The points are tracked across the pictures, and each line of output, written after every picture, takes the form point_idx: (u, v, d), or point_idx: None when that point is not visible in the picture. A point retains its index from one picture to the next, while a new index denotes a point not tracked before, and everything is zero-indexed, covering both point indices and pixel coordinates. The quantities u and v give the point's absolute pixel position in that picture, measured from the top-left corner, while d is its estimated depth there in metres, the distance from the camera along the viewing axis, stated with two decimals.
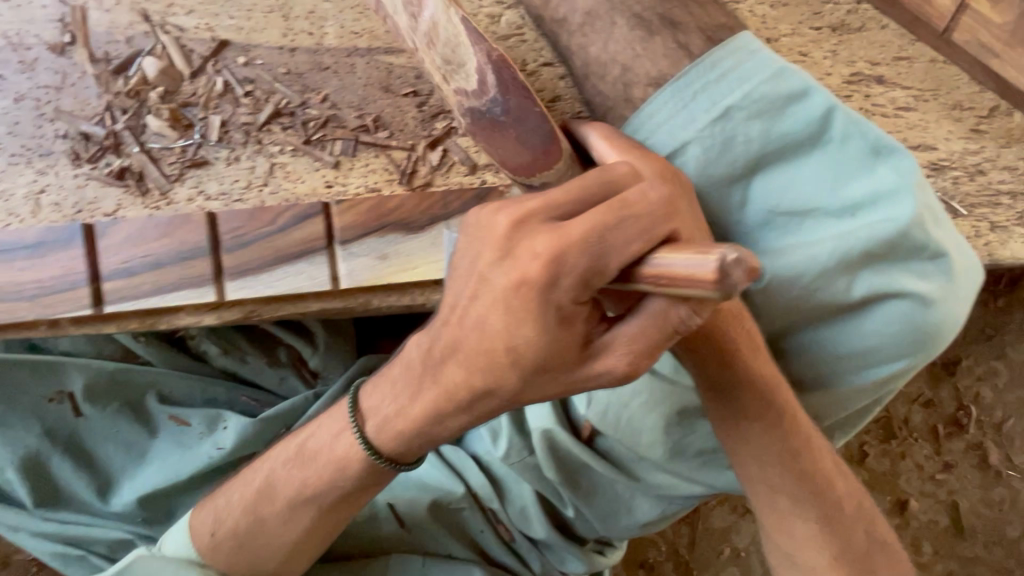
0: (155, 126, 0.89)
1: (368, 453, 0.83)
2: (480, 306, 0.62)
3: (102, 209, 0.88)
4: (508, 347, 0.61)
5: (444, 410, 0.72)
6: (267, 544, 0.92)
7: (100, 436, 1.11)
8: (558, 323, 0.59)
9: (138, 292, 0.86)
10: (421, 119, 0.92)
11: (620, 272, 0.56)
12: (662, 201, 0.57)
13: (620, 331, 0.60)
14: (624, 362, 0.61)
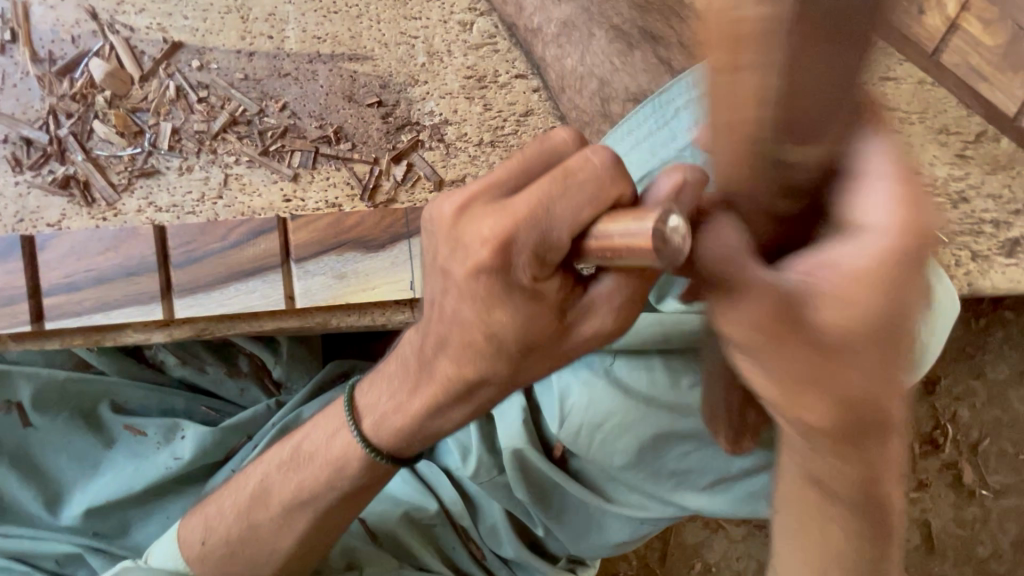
0: (101, 132, 0.85)
1: (369, 452, 0.74)
2: (443, 324, 0.59)
3: (45, 219, 0.84)
4: (495, 338, 0.55)
5: (444, 404, 0.65)
6: (255, 554, 0.83)
7: (51, 447, 1.09)
8: (540, 305, 0.53)
9: (79, 309, 0.81)
10: (386, 131, 0.88)
11: (570, 246, 0.50)
12: (608, 158, 0.48)
13: (598, 293, 0.54)
14: (612, 318, 0.56)
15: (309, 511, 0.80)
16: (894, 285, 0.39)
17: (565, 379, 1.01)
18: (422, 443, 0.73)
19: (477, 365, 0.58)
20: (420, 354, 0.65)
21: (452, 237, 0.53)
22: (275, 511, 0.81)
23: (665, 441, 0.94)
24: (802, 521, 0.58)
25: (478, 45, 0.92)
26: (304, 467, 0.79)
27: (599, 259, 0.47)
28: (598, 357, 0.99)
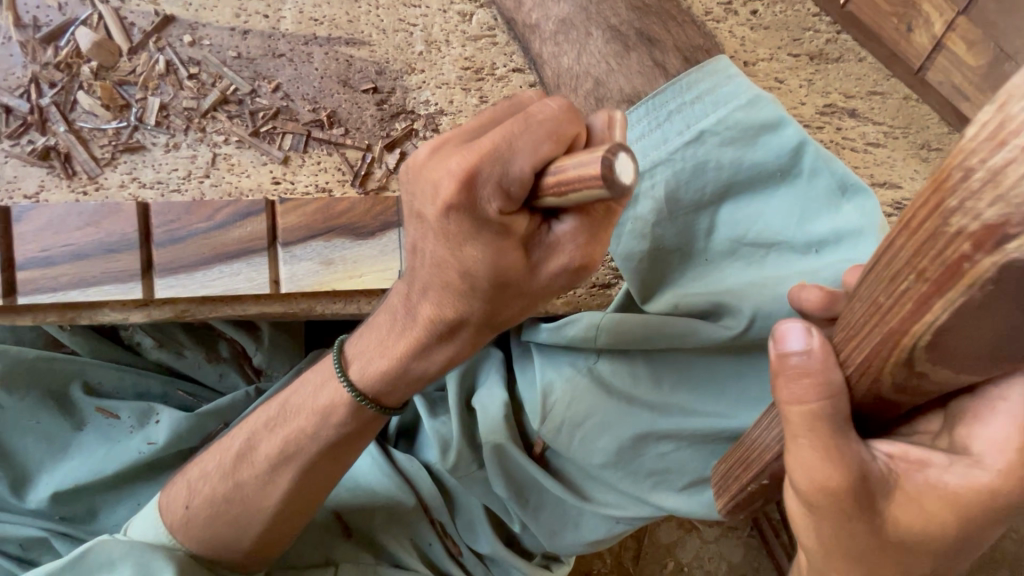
0: (86, 104, 0.82)
1: (356, 398, 0.74)
2: (425, 270, 0.62)
3: (22, 189, 0.81)
4: (470, 275, 0.58)
5: (431, 342, 0.68)
6: (235, 523, 0.81)
7: (16, 428, 1.04)
8: (510, 242, 0.56)
9: (53, 285, 0.79)
10: (380, 118, 0.87)
11: (531, 182, 0.53)
12: (563, 104, 0.54)
13: (563, 231, 0.57)
14: (578, 254, 0.58)
15: (283, 495, 0.80)
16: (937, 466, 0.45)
17: (548, 375, 0.99)
18: (407, 386, 0.74)
19: (459, 305, 0.62)
20: (406, 301, 0.68)
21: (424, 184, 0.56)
22: (246, 485, 0.80)
23: (643, 444, 0.95)
24: None
25: (476, 36, 0.91)
26: (293, 418, 0.78)
27: (556, 194, 0.51)
28: (581, 356, 0.97)
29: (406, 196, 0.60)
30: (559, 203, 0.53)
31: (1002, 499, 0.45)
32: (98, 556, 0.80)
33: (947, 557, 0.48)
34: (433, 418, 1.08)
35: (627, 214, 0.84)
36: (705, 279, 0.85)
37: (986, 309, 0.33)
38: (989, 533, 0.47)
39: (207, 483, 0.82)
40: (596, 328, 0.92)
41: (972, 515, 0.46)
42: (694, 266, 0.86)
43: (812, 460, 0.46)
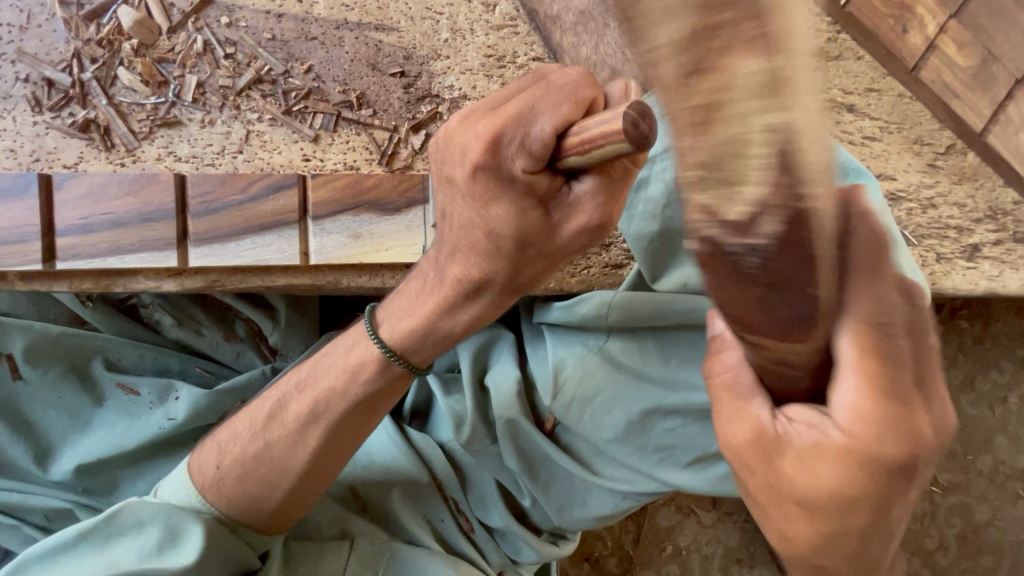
0: (125, 79, 0.86)
1: (385, 354, 0.80)
2: (453, 232, 0.68)
3: (62, 159, 0.85)
4: (496, 234, 0.64)
5: (458, 300, 0.74)
6: (266, 478, 0.86)
7: (40, 400, 1.07)
8: (533, 200, 0.62)
9: (92, 252, 0.82)
10: (407, 101, 0.92)
11: (554, 143, 0.57)
12: (582, 71, 0.59)
13: (582, 191, 0.62)
14: (595, 216, 0.63)
15: (310, 454, 0.85)
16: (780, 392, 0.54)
17: (559, 352, 1.03)
18: (434, 344, 0.80)
19: (485, 265, 0.68)
20: (435, 265, 0.75)
21: (452, 148, 0.63)
22: (275, 446, 0.86)
23: (648, 420, 0.98)
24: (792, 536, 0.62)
25: (499, 26, 0.95)
26: (323, 377, 0.85)
27: (579, 153, 0.54)
28: (592, 335, 1.01)
29: (439, 163, 0.66)
30: (581, 162, 0.56)
31: (862, 452, 0.52)
32: (127, 517, 0.85)
33: (846, 504, 0.56)
34: (448, 396, 1.12)
35: (640, 196, 0.91)
36: None
37: (718, 285, 0.39)
38: (863, 480, 0.54)
39: (236, 444, 0.88)
40: (607, 305, 0.98)
41: (845, 465, 0.53)
42: None
43: (730, 417, 0.58)
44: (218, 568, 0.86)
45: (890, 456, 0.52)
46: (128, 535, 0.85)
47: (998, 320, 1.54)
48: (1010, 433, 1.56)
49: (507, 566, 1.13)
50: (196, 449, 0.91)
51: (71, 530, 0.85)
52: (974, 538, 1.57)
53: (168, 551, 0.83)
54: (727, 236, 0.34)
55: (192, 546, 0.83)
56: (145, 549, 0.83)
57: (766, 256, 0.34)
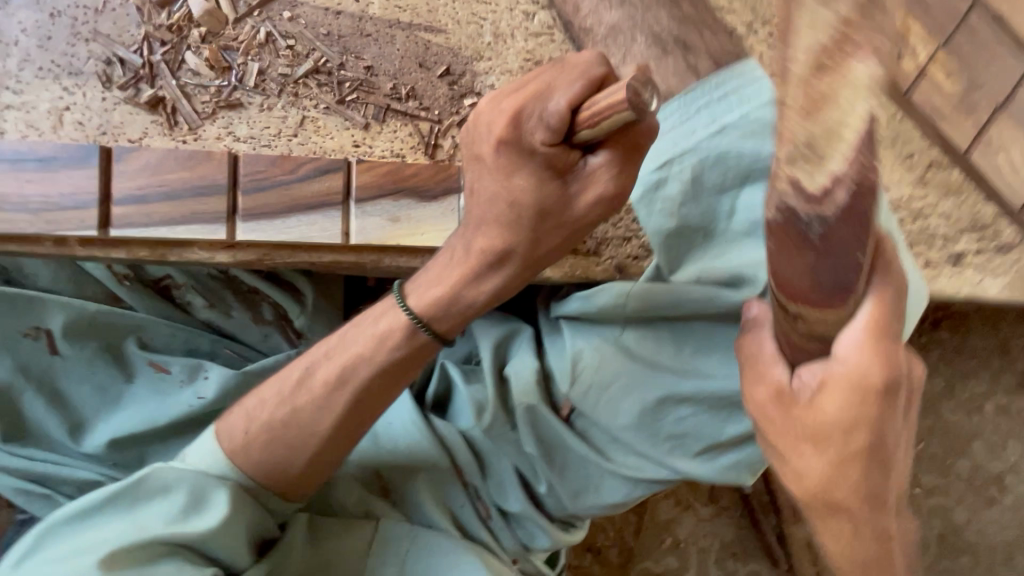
0: (192, 63, 0.92)
1: (413, 321, 0.86)
2: (479, 206, 0.76)
3: (127, 134, 0.90)
4: (517, 204, 0.73)
5: (482, 269, 0.80)
6: (296, 438, 0.91)
7: (74, 376, 1.11)
8: (552, 171, 0.70)
9: (147, 221, 0.87)
10: (451, 97, 0.99)
11: (569, 118, 0.65)
12: (596, 54, 0.66)
13: (596, 163, 0.70)
14: (609, 184, 0.71)
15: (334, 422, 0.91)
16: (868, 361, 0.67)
17: (578, 342, 1.05)
18: (457, 315, 0.85)
19: (508, 236, 0.76)
20: (463, 239, 0.81)
21: (480, 131, 0.72)
22: (302, 412, 0.91)
23: (656, 410, 1.00)
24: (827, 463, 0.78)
25: (537, 33, 1.04)
26: (349, 348, 0.90)
27: (589, 126, 0.63)
28: (609, 328, 1.04)
29: (470, 142, 0.75)
30: (591, 134, 0.65)
31: (866, 385, 0.70)
32: (153, 481, 0.88)
33: (857, 424, 0.74)
34: (468, 385, 1.14)
35: (658, 195, 0.94)
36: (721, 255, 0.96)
37: (783, 251, 0.55)
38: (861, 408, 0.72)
39: (264, 410, 0.92)
40: (626, 295, 1.01)
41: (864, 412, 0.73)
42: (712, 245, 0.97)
43: (759, 377, 0.77)
44: (241, 535, 0.90)
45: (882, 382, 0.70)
46: (153, 500, 0.88)
47: (976, 331, 1.67)
48: (986, 438, 1.67)
49: (520, 553, 1.14)
50: (224, 415, 0.95)
51: (98, 493, 0.87)
52: (953, 538, 1.66)
53: (193, 514, 0.87)
54: (800, 204, 0.50)
55: (215, 512, 0.87)
56: (170, 513, 0.86)
57: (827, 223, 0.50)
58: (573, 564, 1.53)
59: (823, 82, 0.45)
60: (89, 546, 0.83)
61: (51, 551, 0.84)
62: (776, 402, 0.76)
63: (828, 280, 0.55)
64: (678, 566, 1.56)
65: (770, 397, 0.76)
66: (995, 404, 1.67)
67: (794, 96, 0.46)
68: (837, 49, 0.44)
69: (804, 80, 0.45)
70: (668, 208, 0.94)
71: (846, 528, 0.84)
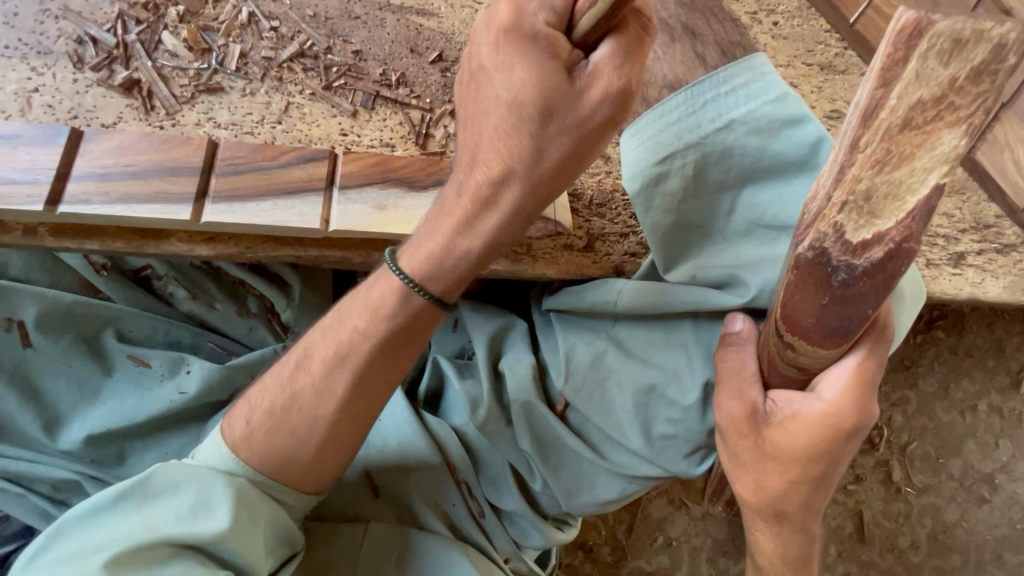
0: (169, 44, 0.88)
1: (406, 283, 0.82)
2: (477, 116, 0.72)
3: (100, 118, 0.85)
4: (518, 104, 0.68)
5: (478, 207, 0.75)
6: (289, 446, 0.88)
7: (49, 369, 1.06)
8: (553, 64, 0.65)
9: (103, 201, 0.80)
10: (443, 84, 0.95)
11: (567, 18, 0.66)
12: None
13: (600, 60, 0.65)
14: (611, 84, 0.66)
15: (328, 428, 0.88)
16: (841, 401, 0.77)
17: (570, 340, 1.02)
18: (450, 269, 0.81)
19: (507, 149, 0.70)
20: (459, 179, 0.77)
21: (479, 53, 0.70)
22: (292, 416, 0.88)
23: (652, 404, 0.98)
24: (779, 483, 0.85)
25: None
26: (341, 353, 0.87)
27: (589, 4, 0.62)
28: (598, 322, 1.02)
29: (470, 59, 0.72)
30: (589, 22, 0.63)
31: (833, 421, 0.77)
32: (162, 480, 0.83)
33: (816, 455, 0.81)
34: (462, 380, 1.10)
35: (657, 189, 0.91)
36: (718, 255, 0.92)
37: (803, 286, 0.62)
38: (824, 441, 0.79)
39: (264, 402, 0.89)
40: (618, 293, 0.97)
41: (826, 447, 0.80)
42: (709, 244, 0.92)
43: (733, 393, 0.83)
44: (256, 538, 0.84)
45: (847, 424, 0.78)
46: (160, 499, 0.82)
47: (970, 330, 1.67)
48: (979, 438, 1.66)
49: (513, 552, 1.12)
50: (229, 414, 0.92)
51: (107, 492, 0.82)
52: (944, 538, 1.66)
53: (201, 513, 0.82)
54: (839, 251, 0.58)
55: (227, 512, 0.82)
56: (180, 511, 0.82)
57: (852, 271, 0.58)
58: (565, 563, 1.51)
59: (908, 137, 0.52)
60: (96, 547, 0.78)
61: (55, 552, 0.79)
62: (748, 429, 0.82)
63: (838, 321, 0.63)
64: (670, 565, 1.55)
65: (745, 423, 0.82)
66: (988, 404, 1.66)
67: (877, 150, 0.53)
68: (931, 110, 0.50)
69: (893, 132, 0.52)
70: (665, 202, 0.91)
71: (779, 533, 0.92)
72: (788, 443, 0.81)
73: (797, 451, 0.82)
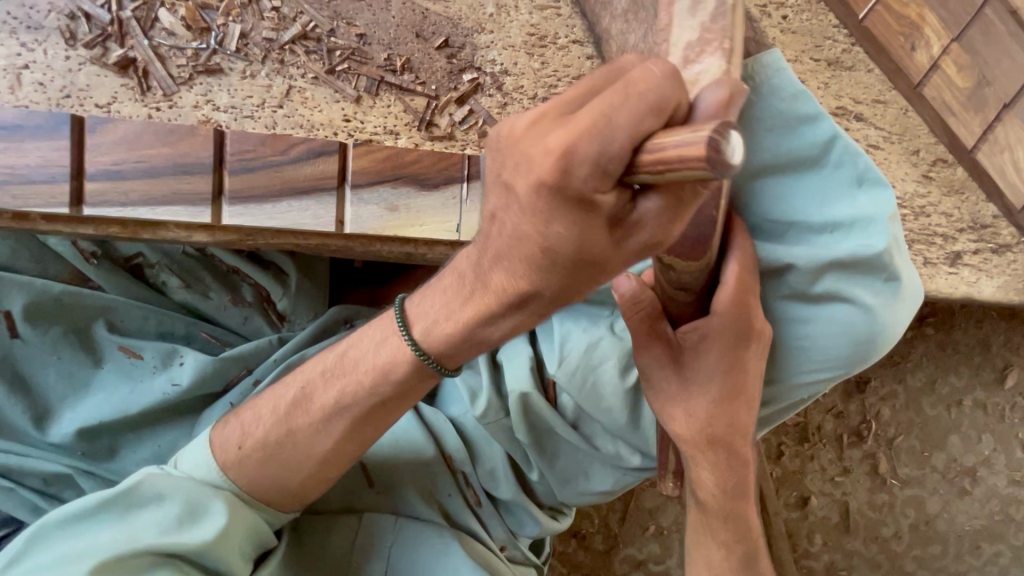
0: (167, 22, 0.85)
1: (419, 355, 0.73)
2: (498, 239, 0.55)
3: (93, 99, 0.83)
4: (541, 257, 0.52)
5: (495, 313, 0.62)
6: (294, 458, 0.83)
7: (37, 363, 1.04)
8: (587, 226, 0.48)
9: (124, 201, 0.80)
10: (449, 70, 0.94)
11: (630, 157, 0.44)
12: (668, 71, 0.45)
13: (646, 209, 0.48)
14: (657, 235, 0.50)
15: (332, 443, 0.82)
16: (735, 301, 0.71)
17: (567, 327, 1.03)
18: (469, 351, 0.71)
19: (529, 279, 0.55)
20: (476, 267, 0.62)
21: (515, 160, 0.48)
22: (299, 432, 0.82)
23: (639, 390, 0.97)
24: (710, 405, 0.80)
25: (541, 7, 0.99)
26: (351, 370, 0.80)
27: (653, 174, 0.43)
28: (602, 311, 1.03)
29: (495, 164, 0.51)
30: (654, 181, 0.45)
31: (737, 324, 0.73)
32: (148, 490, 0.81)
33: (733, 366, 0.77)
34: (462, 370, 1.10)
35: None
36: None
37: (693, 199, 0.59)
38: (735, 349, 0.75)
39: (259, 425, 0.83)
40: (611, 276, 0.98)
41: (737, 354, 0.76)
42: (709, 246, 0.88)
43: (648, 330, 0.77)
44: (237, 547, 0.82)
45: (753, 326, 0.74)
46: (144, 509, 0.80)
47: (960, 327, 1.69)
48: (963, 432, 1.70)
49: (508, 540, 1.12)
50: (221, 424, 0.86)
51: (87, 500, 0.80)
52: (926, 528, 1.70)
53: (188, 525, 0.80)
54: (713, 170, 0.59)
55: (212, 523, 0.79)
56: (165, 523, 0.79)
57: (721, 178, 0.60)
58: (557, 550, 1.53)
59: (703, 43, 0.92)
60: (80, 556, 0.75)
61: (35, 561, 0.77)
62: (667, 359, 0.79)
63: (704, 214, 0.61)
64: (660, 551, 1.58)
65: (662, 356, 0.78)
66: (973, 399, 1.70)
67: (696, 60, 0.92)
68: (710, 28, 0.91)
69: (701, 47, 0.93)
70: None
71: (719, 463, 0.85)
72: (697, 353, 0.77)
73: (710, 362, 0.77)
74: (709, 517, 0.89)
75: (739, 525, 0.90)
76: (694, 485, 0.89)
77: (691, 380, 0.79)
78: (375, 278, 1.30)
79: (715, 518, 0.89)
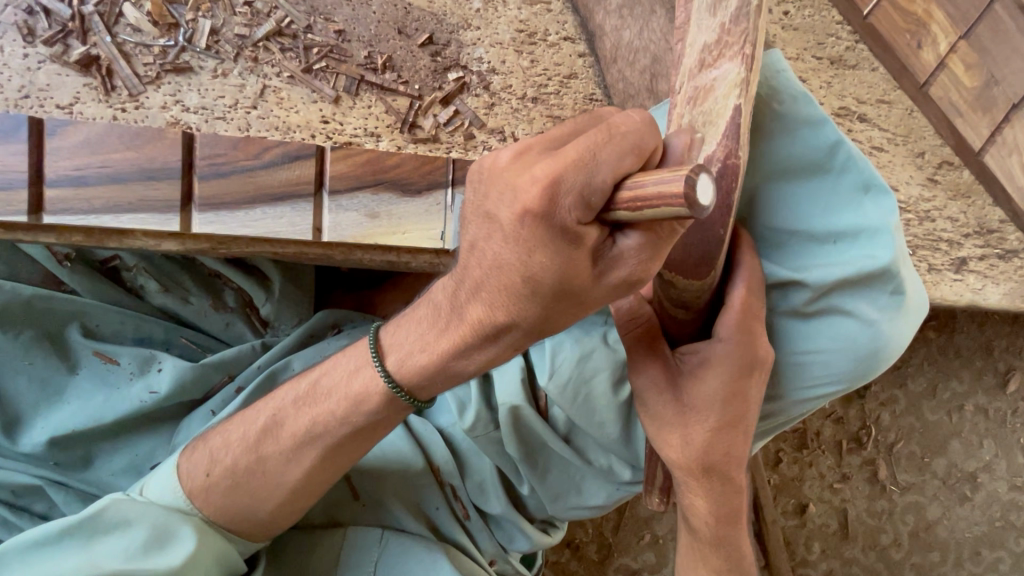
0: (132, 18, 0.80)
1: (391, 386, 0.69)
2: (483, 269, 0.50)
3: (54, 99, 0.78)
4: (519, 285, 0.49)
5: (469, 344, 0.58)
6: (264, 488, 0.79)
7: (8, 368, 0.99)
8: (575, 256, 0.46)
9: (86, 209, 0.75)
10: (433, 69, 0.89)
11: (609, 195, 0.44)
12: (648, 117, 0.45)
13: (626, 247, 0.46)
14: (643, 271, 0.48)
15: (302, 474, 0.78)
16: (741, 322, 0.70)
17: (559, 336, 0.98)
18: (442, 382, 0.67)
19: (507, 308, 0.51)
20: (452, 298, 0.58)
21: (495, 191, 0.47)
22: (270, 460, 0.78)
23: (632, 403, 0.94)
24: (710, 433, 0.75)
25: (531, 2, 0.95)
26: (322, 400, 0.76)
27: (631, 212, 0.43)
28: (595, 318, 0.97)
29: (475, 196, 0.50)
30: (631, 220, 0.44)
31: (744, 349, 0.70)
32: (112, 516, 0.76)
33: (735, 393, 0.72)
34: None
35: None
36: None
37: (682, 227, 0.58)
38: (739, 375, 0.71)
39: (228, 452, 0.79)
40: None
41: (741, 381, 0.72)
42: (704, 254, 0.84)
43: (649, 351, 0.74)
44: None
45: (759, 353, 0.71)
46: (108, 536, 0.76)
47: (961, 331, 1.66)
48: (964, 438, 1.67)
49: (498, 554, 1.08)
50: (189, 450, 0.82)
51: (48, 525, 0.75)
52: (926, 536, 1.67)
53: (153, 552, 0.75)
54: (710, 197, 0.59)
55: (182, 547, 0.75)
56: (129, 550, 0.75)
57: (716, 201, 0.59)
58: (551, 559, 1.50)
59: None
60: None
61: None
62: (667, 383, 0.74)
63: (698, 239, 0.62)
64: (655, 560, 1.55)
65: (662, 379, 0.74)
66: (975, 404, 1.66)
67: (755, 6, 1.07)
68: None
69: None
70: None
71: (713, 490, 0.81)
72: (700, 376, 0.72)
73: (714, 387, 0.72)
74: (702, 542, 0.85)
75: (732, 552, 0.86)
76: (689, 512, 0.84)
77: (691, 406, 0.74)
78: (362, 282, 1.26)
79: (710, 542, 0.85)
